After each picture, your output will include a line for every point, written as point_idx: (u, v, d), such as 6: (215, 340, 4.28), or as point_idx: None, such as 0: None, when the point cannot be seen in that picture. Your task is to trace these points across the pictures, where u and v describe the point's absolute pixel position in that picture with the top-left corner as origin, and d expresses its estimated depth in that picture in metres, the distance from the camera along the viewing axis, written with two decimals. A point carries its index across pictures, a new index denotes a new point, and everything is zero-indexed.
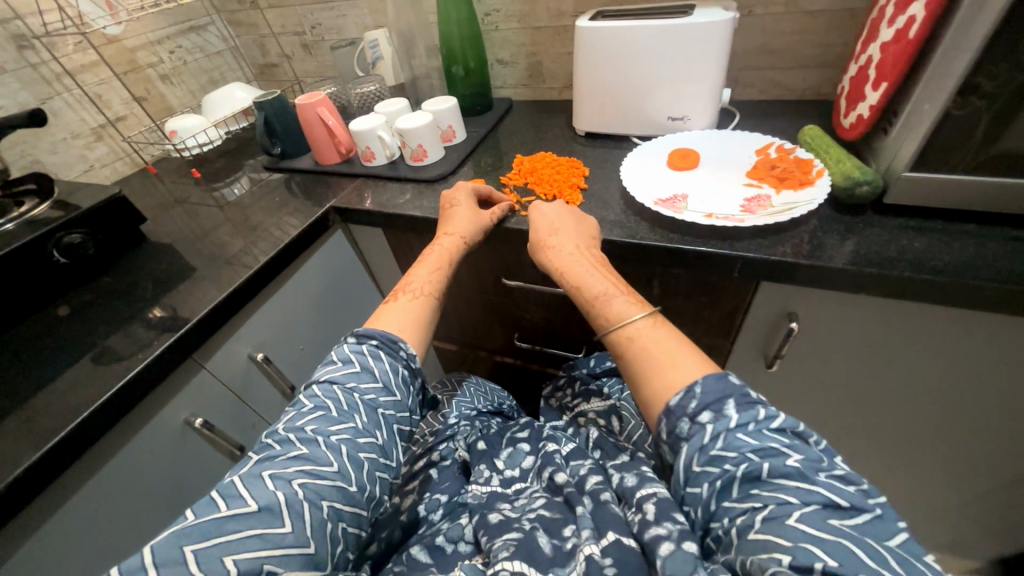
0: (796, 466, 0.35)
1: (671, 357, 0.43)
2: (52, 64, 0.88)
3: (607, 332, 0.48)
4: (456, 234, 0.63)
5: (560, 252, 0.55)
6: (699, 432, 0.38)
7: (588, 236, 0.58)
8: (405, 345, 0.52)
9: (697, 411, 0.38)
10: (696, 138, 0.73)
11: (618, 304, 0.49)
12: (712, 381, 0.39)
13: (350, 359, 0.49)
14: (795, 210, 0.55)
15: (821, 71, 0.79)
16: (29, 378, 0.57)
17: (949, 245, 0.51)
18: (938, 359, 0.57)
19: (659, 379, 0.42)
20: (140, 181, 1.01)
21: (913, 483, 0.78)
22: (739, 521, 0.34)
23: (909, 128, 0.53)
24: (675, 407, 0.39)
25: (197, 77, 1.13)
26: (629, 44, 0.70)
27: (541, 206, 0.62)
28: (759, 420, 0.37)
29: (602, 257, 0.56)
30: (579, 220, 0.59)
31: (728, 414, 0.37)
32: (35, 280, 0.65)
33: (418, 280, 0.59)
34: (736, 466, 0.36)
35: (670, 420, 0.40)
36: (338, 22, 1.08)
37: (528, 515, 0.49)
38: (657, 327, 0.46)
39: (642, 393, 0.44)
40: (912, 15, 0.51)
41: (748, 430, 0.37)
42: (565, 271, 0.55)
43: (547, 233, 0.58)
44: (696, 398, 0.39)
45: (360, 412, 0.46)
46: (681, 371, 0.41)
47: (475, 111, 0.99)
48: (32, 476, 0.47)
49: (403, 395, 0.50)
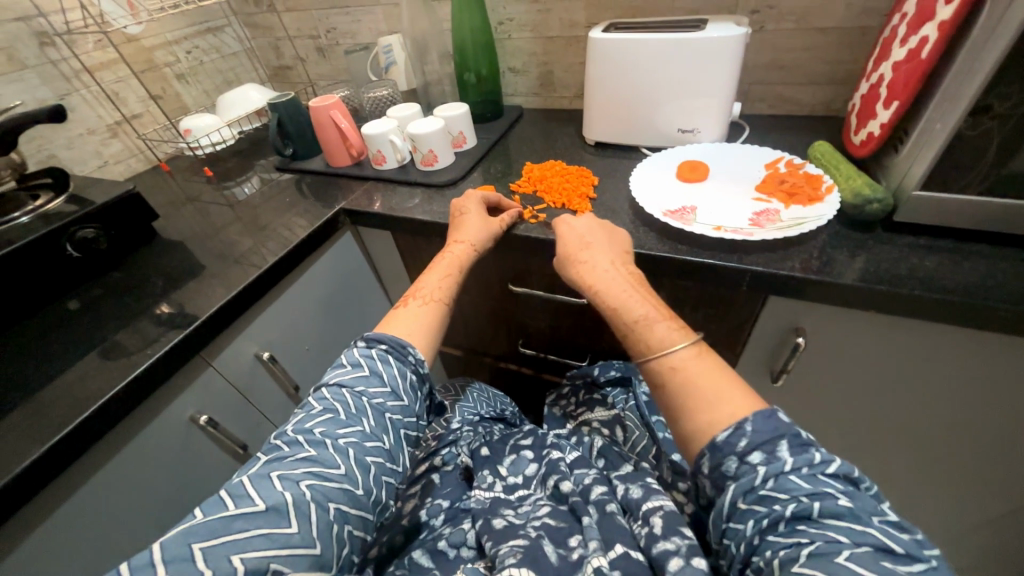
0: (848, 507, 0.34)
1: (718, 390, 0.42)
2: (72, 61, 0.89)
3: (647, 359, 0.48)
4: (466, 242, 0.63)
5: (594, 271, 0.55)
6: (750, 473, 0.37)
7: (622, 255, 0.57)
8: (414, 350, 0.52)
9: (746, 451, 0.38)
10: (706, 150, 0.73)
11: (660, 329, 0.48)
12: (761, 419, 0.39)
13: (360, 362, 0.49)
14: (804, 226, 0.55)
15: (832, 87, 0.79)
16: (38, 371, 0.57)
17: (959, 265, 0.51)
18: (946, 379, 0.57)
19: (705, 413, 0.41)
20: (152, 178, 1.02)
21: (919, 503, 0.77)
22: (783, 553, 0.33)
23: (920, 147, 0.53)
24: (722, 443, 0.39)
25: (213, 77, 1.15)
26: (641, 56, 0.71)
27: (571, 220, 0.62)
28: (814, 464, 0.36)
29: (637, 277, 0.56)
30: (613, 237, 0.59)
31: (780, 456, 0.37)
32: (47, 273, 0.65)
33: (428, 286, 0.60)
34: (785, 506, 0.35)
35: (716, 456, 0.39)
36: (353, 26, 1.09)
37: (534, 523, 0.49)
38: (701, 357, 0.45)
39: (684, 424, 0.43)
40: (926, 36, 0.51)
41: (802, 473, 0.36)
42: (600, 291, 0.54)
43: (582, 249, 0.57)
44: (746, 436, 0.38)
45: (368, 415, 0.46)
46: (730, 406, 0.41)
47: (486, 118, 1.00)
48: (39, 468, 0.48)
49: (410, 400, 0.50)
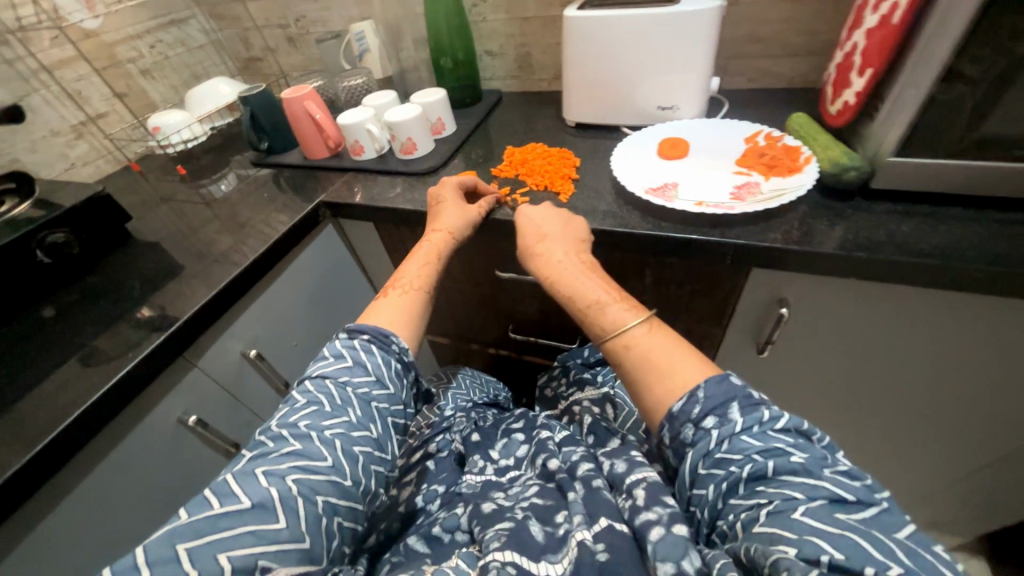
0: (801, 464, 0.35)
1: (670, 361, 0.43)
2: (28, 60, 0.85)
3: (604, 340, 0.48)
4: (444, 229, 0.63)
5: (549, 259, 0.55)
6: (705, 438, 0.38)
7: (578, 240, 0.58)
8: (397, 338, 0.52)
9: (701, 416, 0.39)
10: (686, 126, 0.73)
11: (613, 310, 0.49)
12: (713, 385, 0.39)
13: (342, 353, 0.49)
14: (784, 197, 0.56)
15: (808, 59, 0.79)
16: (15, 381, 0.56)
17: (933, 229, 0.52)
18: (924, 340, 0.58)
19: (661, 385, 0.42)
20: (124, 179, 0.99)
21: (902, 462, 0.80)
22: (744, 516, 0.34)
23: (893, 113, 0.53)
24: (678, 413, 0.40)
25: (180, 72, 1.11)
26: (618, 33, 0.70)
27: (528, 209, 0.62)
28: (764, 422, 0.37)
29: (592, 262, 0.57)
30: (568, 224, 0.59)
31: (732, 418, 0.38)
32: (18, 281, 0.63)
33: (409, 274, 0.59)
34: (741, 467, 0.36)
35: (674, 426, 0.40)
36: (323, 14, 1.06)
37: (522, 504, 0.49)
38: (653, 332, 0.46)
39: (643, 398, 0.43)
40: (897, 2, 0.52)
41: (753, 432, 0.37)
42: (556, 278, 0.54)
43: (536, 241, 0.58)
44: (699, 403, 0.39)
45: (354, 405, 0.46)
46: (682, 376, 0.41)
47: (465, 104, 0.98)
48: (22, 479, 0.47)
49: (396, 388, 0.50)
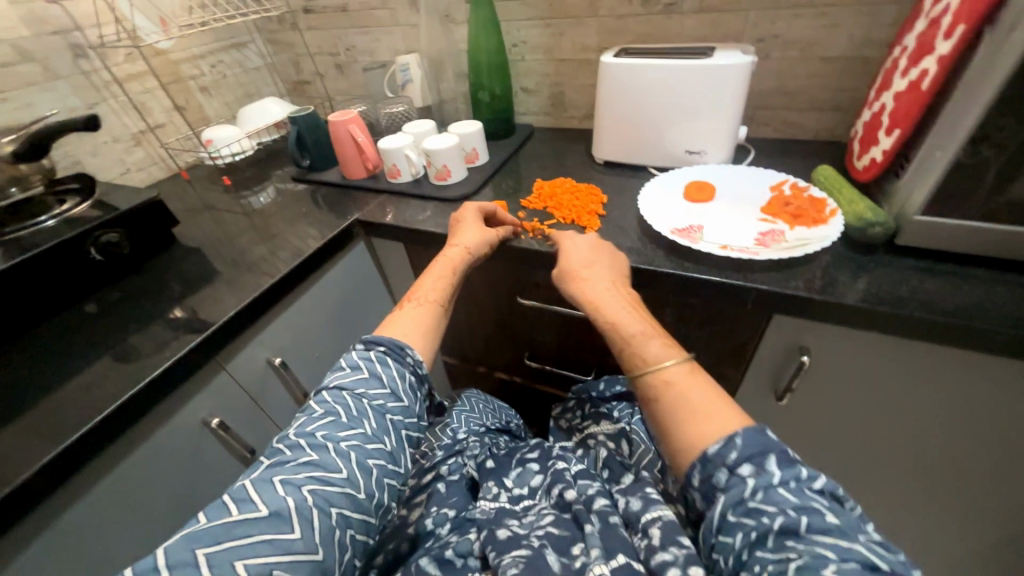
0: (835, 524, 0.34)
1: (708, 405, 0.44)
2: (103, 73, 0.93)
3: (642, 372, 0.49)
4: (462, 246, 0.65)
5: (593, 286, 0.57)
6: (740, 485, 0.38)
7: (620, 274, 0.60)
8: (412, 351, 0.54)
9: (737, 462, 0.39)
10: (712, 171, 0.75)
11: (654, 346, 0.50)
12: (752, 434, 0.40)
13: (359, 364, 0.51)
14: (808, 247, 0.57)
15: (835, 114, 0.82)
16: (57, 370, 0.59)
17: (960, 288, 0.53)
18: (949, 400, 0.57)
19: (697, 426, 0.42)
20: (172, 186, 1.05)
21: (925, 527, 0.76)
22: (772, 568, 0.33)
23: (921, 173, 0.54)
24: (713, 455, 0.40)
25: (235, 90, 1.19)
26: (650, 81, 0.73)
27: (575, 237, 0.64)
28: (801, 479, 0.37)
29: (633, 296, 0.58)
30: (614, 258, 0.61)
31: (769, 470, 0.38)
32: (71, 275, 0.67)
33: (425, 288, 0.61)
34: (773, 519, 0.35)
35: (705, 469, 0.40)
36: (371, 45, 1.13)
37: (537, 532, 0.49)
38: (692, 374, 0.47)
39: (676, 436, 0.43)
40: (925, 68, 0.54)
41: (790, 488, 0.37)
42: (598, 305, 0.56)
43: (583, 266, 0.59)
44: (736, 449, 0.39)
45: (369, 417, 0.47)
46: (719, 422, 0.42)
47: (497, 135, 1.03)
48: (56, 466, 0.49)
49: (410, 401, 0.51)
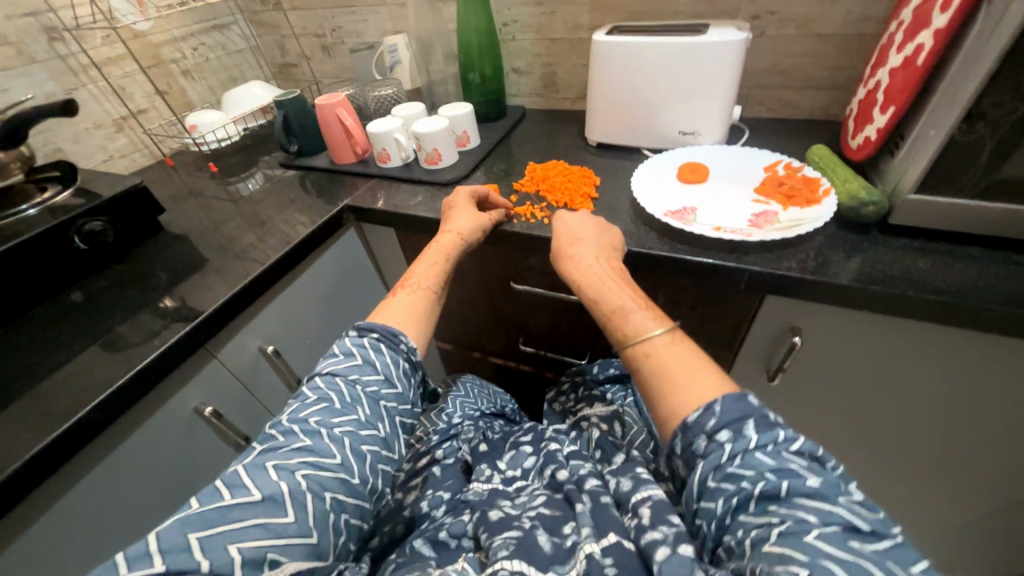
0: (816, 488, 0.35)
1: (689, 374, 0.44)
2: (80, 56, 0.90)
3: (626, 345, 0.49)
4: (454, 232, 0.64)
5: (579, 262, 0.57)
6: (717, 451, 0.38)
7: (609, 247, 0.59)
8: (405, 338, 0.53)
9: (715, 429, 0.39)
10: (705, 152, 0.74)
11: (638, 318, 0.50)
12: (730, 401, 0.40)
13: (352, 351, 0.50)
14: (801, 227, 0.56)
15: (830, 92, 0.81)
16: (44, 361, 0.58)
17: (951, 267, 0.53)
18: (937, 378, 0.58)
19: (677, 394, 0.43)
20: (157, 173, 1.03)
21: (912, 502, 0.78)
22: (755, 534, 0.34)
23: (915, 152, 0.54)
24: (692, 423, 0.40)
25: (219, 74, 1.16)
26: (643, 60, 0.72)
27: (564, 213, 0.64)
28: (779, 441, 0.37)
29: (621, 268, 0.57)
30: (603, 230, 0.61)
31: (746, 435, 0.38)
32: (55, 265, 0.66)
33: (418, 275, 0.61)
34: (753, 484, 0.36)
35: (687, 436, 0.40)
36: (358, 26, 1.10)
37: (528, 513, 0.50)
38: (675, 343, 0.47)
39: (659, 407, 0.44)
40: (921, 43, 0.53)
41: (767, 451, 0.37)
42: (584, 280, 0.55)
43: (570, 241, 0.59)
44: (715, 416, 0.39)
45: (363, 404, 0.47)
46: (699, 390, 0.42)
47: (489, 118, 1.01)
48: (47, 456, 0.49)
49: (404, 388, 0.51)
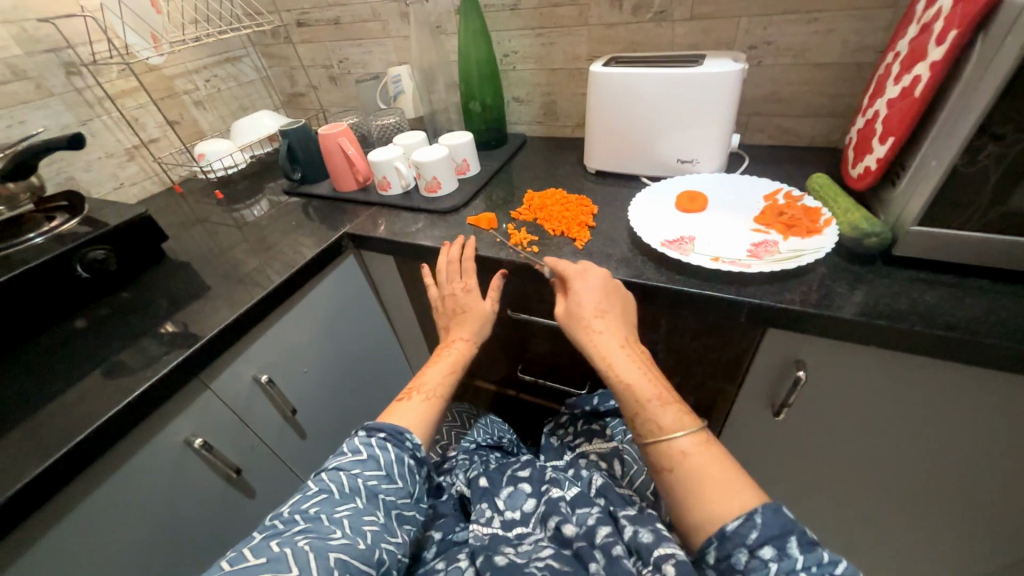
0: None
1: (727, 481, 0.41)
2: (96, 89, 0.93)
3: (655, 442, 0.45)
4: (466, 338, 0.63)
5: (604, 339, 0.52)
6: (761, 568, 0.36)
7: (629, 323, 0.56)
8: (411, 435, 0.51)
9: (758, 544, 0.37)
10: (704, 180, 0.74)
11: (669, 412, 0.46)
12: (771, 513, 0.38)
13: (358, 448, 0.49)
14: (802, 258, 0.55)
15: (830, 120, 0.80)
16: (38, 390, 0.58)
17: (960, 300, 0.51)
18: (953, 418, 0.55)
19: (714, 505, 0.40)
20: (165, 200, 1.05)
21: (934, 548, 0.73)
22: None
23: (917, 183, 0.53)
24: (732, 533, 0.38)
25: (229, 104, 1.20)
26: (639, 91, 0.72)
27: (585, 276, 0.57)
28: (823, 564, 0.36)
29: (642, 350, 0.54)
30: (624, 302, 0.57)
31: (791, 554, 0.36)
32: (57, 293, 0.67)
33: (431, 380, 0.57)
34: None
35: (725, 546, 0.38)
36: (364, 57, 1.14)
37: (537, 564, 0.48)
38: (708, 446, 0.44)
39: (692, 510, 0.41)
40: (918, 75, 0.52)
41: (812, 573, 0.35)
42: (610, 362, 0.51)
43: (596, 314, 0.54)
44: (756, 528, 0.37)
45: (361, 495, 0.46)
46: (737, 498, 0.40)
47: (489, 146, 1.02)
48: (34, 488, 0.48)
49: (407, 483, 0.49)
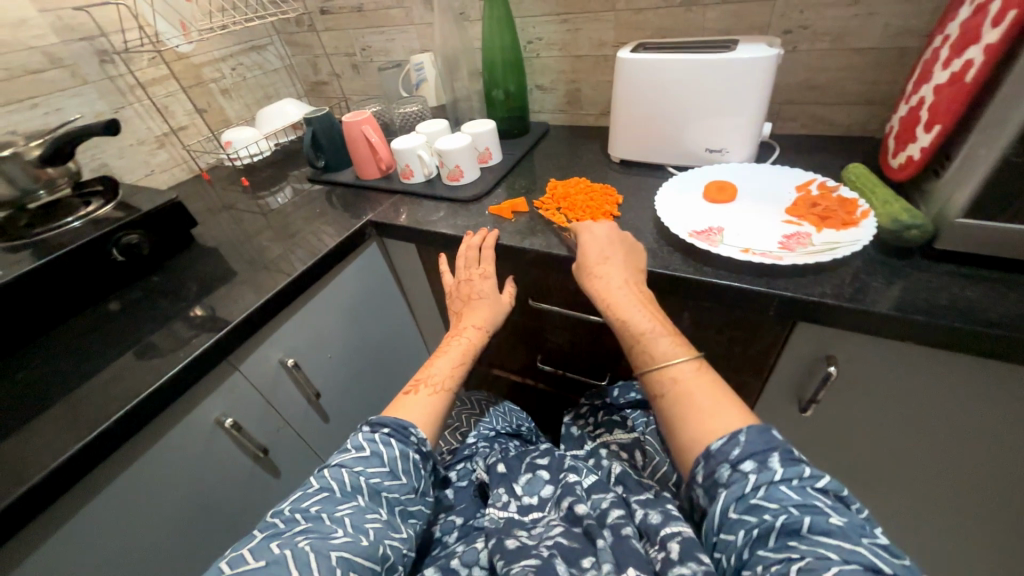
0: (837, 526, 0.34)
1: (715, 405, 0.42)
2: (127, 77, 0.95)
3: (649, 371, 0.47)
4: (479, 328, 0.64)
5: (605, 282, 0.55)
6: (741, 481, 0.37)
7: (638, 269, 0.58)
8: (416, 430, 0.52)
9: (739, 459, 0.38)
10: (733, 170, 0.72)
11: (665, 343, 0.48)
12: (755, 433, 0.38)
13: (361, 446, 0.49)
14: (837, 251, 0.53)
15: (868, 108, 0.77)
16: (78, 369, 0.60)
17: (1006, 297, 0.49)
18: (993, 420, 0.53)
19: (698, 424, 0.41)
20: (194, 187, 1.07)
21: (964, 551, 0.72)
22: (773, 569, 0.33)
23: (963, 173, 0.50)
24: (715, 452, 0.39)
25: (254, 92, 1.21)
26: (668, 77, 0.71)
27: (592, 228, 0.61)
28: (804, 477, 0.36)
29: (649, 293, 0.56)
30: (631, 251, 0.59)
31: (772, 467, 0.37)
32: (94, 276, 0.69)
33: (439, 372, 0.58)
34: (775, 517, 0.35)
35: (709, 463, 0.39)
36: (387, 45, 1.13)
37: (546, 543, 0.48)
38: (701, 373, 0.45)
39: (679, 432, 0.43)
40: (970, 59, 0.50)
41: (792, 485, 0.36)
42: (610, 302, 0.54)
43: (597, 262, 0.57)
44: (739, 446, 0.38)
45: (363, 492, 0.46)
46: (722, 419, 0.41)
47: (512, 134, 1.01)
48: (75, 463, 0.50)
49: (410, 479, 0.50)
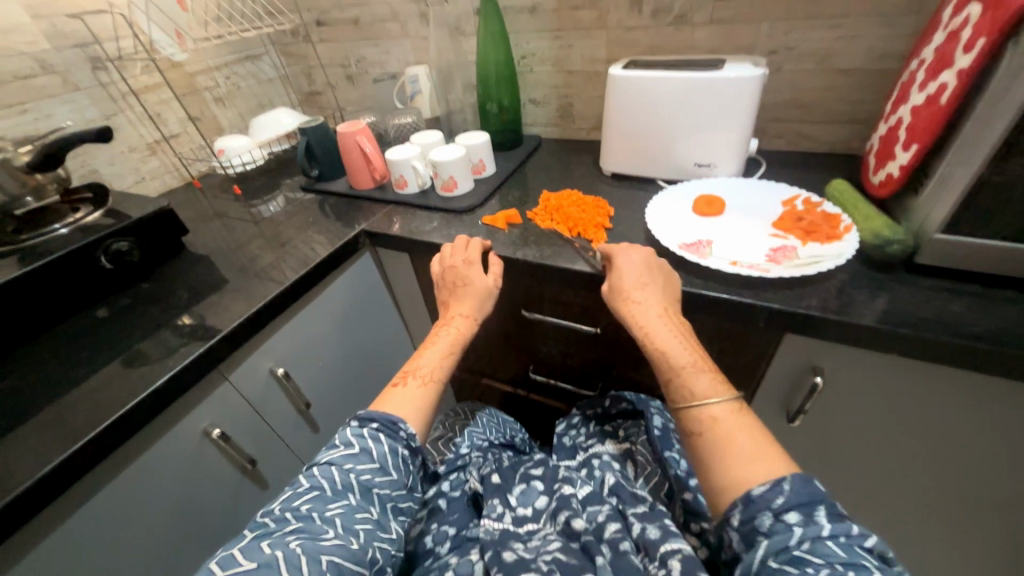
0: None
1: (758, 450, 0.42)
2: (120, 84, 0.95)
3: (687, 408, 0.47)
4: (467, 315, 0.64)
5: (645, 311, 0.53)
6: (785, 532, 0.36)
7: (673, 298, 0.56)
8: (405, 424, 0.52)
9: (782, 509, 0.37)
10: (721, 184, 0.74)
11: (704, 380, 0.48)
12: (800, 483, 0.38)
13: (351, 441, 0.49)
14: (822, 264, 0.55)
15: (851, 127, 0.80)
16: (62, 378, 0.59)
17: (985, 310, 0.50)
18: (975, 430, 0.55)
19: (741, 468, 0.41)
20: (185, 194, 1.06)
21: (951, 561, 0.72)
22: None
23: (940, 190, 0.52)
24: (758, 497, 0.38)
25: (248, 101, 1.21)
26: (658, 94, 0.73)
27: (628, 252, 0.59)
28: (850, 534, 0.36)
29: (684, 323, 0.54)
30: (667, 280, 0.57)
31: (818, 521, 0.36)
32: (81, 283, 0.68)
33: (427, 364, 0.58)
34: (819, 570, 0.33)
35: (750, 510, 0.38)
36: (383, 57, 1.15)
37: (544, 557, 0.48)
38: (740, 415, 0.45)
39: (719, 473, 0.42)
40: (945, 82, 0.52)
41: (838, 541, 0.35)
42: (648, 332, 0.52)
43: (634, 287, 0.55)
44: (783, 494, 0.38)
45: (354, 490, 0.46)
46: (767, 465, 0.41)
47: (506, 146, 1.03)
48: (58, 474, 0.49)
49: (400, 475, 0.49)
